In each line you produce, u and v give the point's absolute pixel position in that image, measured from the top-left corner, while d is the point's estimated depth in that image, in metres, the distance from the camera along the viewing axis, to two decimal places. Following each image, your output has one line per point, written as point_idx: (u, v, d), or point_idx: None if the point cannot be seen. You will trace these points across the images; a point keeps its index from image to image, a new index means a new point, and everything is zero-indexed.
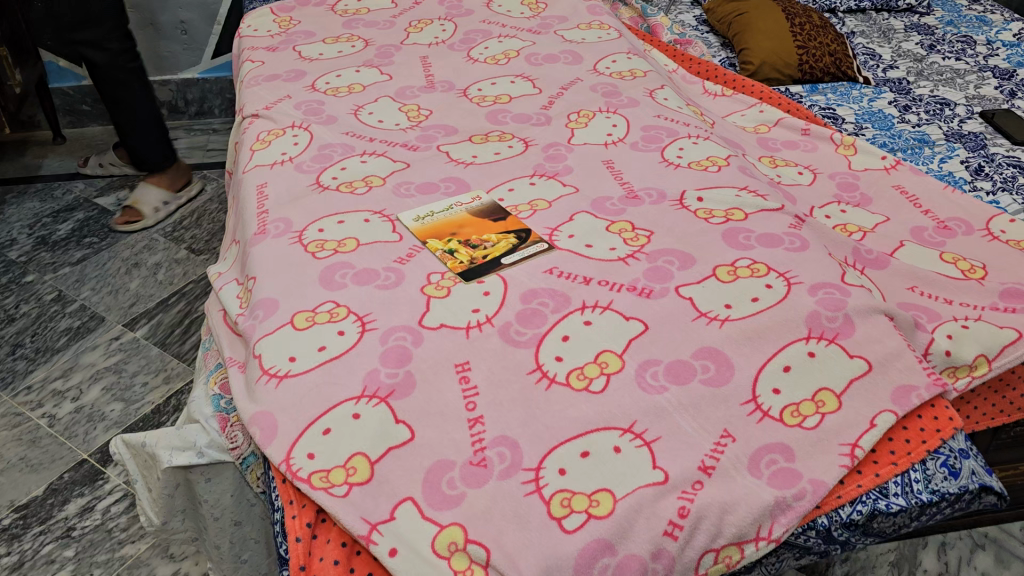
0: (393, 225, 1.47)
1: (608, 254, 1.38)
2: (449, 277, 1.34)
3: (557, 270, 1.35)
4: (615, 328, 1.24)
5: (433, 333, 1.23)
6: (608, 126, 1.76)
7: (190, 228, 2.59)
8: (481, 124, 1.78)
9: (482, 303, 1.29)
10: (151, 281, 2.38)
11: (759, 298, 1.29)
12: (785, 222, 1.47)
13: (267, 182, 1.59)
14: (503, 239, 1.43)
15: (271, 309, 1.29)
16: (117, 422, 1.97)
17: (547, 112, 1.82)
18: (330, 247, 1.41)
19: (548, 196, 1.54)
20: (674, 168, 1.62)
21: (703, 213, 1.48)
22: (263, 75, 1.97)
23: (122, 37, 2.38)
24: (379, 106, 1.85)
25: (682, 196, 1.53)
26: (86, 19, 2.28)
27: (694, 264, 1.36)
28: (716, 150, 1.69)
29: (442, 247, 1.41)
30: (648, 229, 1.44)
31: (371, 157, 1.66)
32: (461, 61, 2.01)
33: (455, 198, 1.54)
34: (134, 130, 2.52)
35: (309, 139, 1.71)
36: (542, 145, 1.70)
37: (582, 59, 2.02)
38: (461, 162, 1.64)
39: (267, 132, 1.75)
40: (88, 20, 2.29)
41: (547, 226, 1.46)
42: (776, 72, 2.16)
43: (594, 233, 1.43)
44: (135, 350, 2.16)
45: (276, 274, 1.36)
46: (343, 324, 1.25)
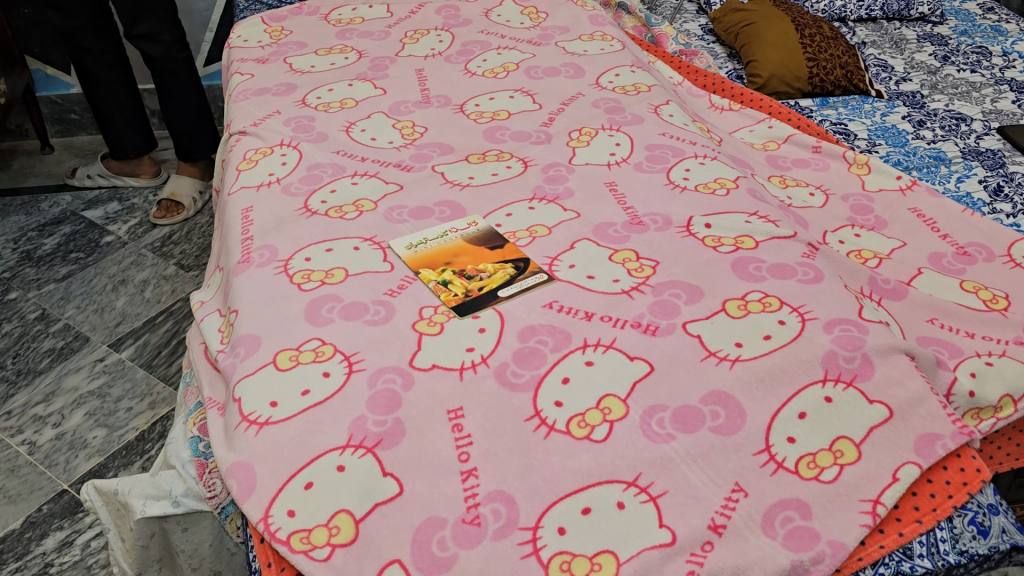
0: (384, 254, 1.39)
1: (611, 286, 1.31)
2: (442, 311, 1.27)
3: (557, 304, 1.27)
4: (618, 369, 1.17)
5: (425, 374, 1.15)
6: (611, 144, 1.68)
7: (180, 243, 2.51)
8: (478, 142, 1.71)
9: (477, 341, 1.21)
10: (138, 299, 2.31)
11: (771, 336, 1.22)
12: (798, 251, 1.39)
13: (252, 206, 1.51)
14: (500, 269, 1.35)
15: (253, 346, 1.22)
16: (99, 450, 1.90)
17: (547, 129, 1.74)
18: (317, 278, 1.33)
19: (548, 221, 1.47)
20: (680, 192, 1.54)
21: (712, 241, 1.41)
22: (251, 89, 1.89)
23: (172, 28, 2.44)
24: (372, 123, 1.77)
25: (689, 222, 1.46)
26: (141, 11, 2.37)
27: (702, 297, 1.28)
28: (725, 171, 1.61)
29: (436, 277, 1.33)
30: (653, 259, 1.37)
31: (362, 179, 1.58)
32: (459, 75, 1.94)
33: (450, 223, 1.46)
34: (182, 120, 2.57)
35: (298, 159, 1.64)
36: (542, 166, 1.62)
37: (584, 73, 1.94)
38: (457, 184, 1.57)
39: (254, 151, 1.68)
40: (143, 12, 2.38)
41: (546, 255, 1.38)
42: (786, 86, 2.08)
43: (596, 263, 1.35)
44: (120, 373, 2.09)
45: (259, 307, 1.29)
46: (328, 364, 1.17)
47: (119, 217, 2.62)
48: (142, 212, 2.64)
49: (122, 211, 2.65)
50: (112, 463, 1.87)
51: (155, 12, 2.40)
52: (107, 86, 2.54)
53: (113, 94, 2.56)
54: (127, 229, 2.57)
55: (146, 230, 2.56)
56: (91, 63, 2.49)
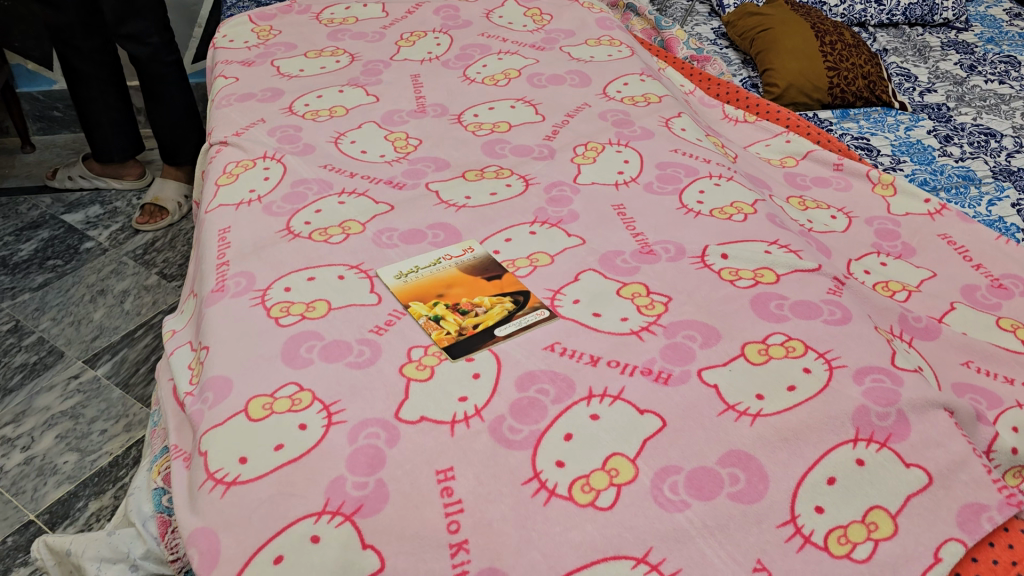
0: (371, 283, 1.27)
1: (619, 326, 1.19)
2: (433, 351, 1.15)
3: (560, 346, 1.16)
4: (627, 424, 1.05)
5: (412, 428, 1.04)
6: (619, 162, 1.56)
7: (163, 250, 2.39)
8: (476, 157, 1.58)
9: (471, 389, 1.09)
10: (116, 311, 2.19)
11: (795, 387, 1.11)
12: (823, 286, 1.27)
13: (230, 225, 1.40)
14: (498, 303, 1.23)
15: (224, 391, 1.10)
16: (69, 477, 1.78)
17: (550, 143, 1.62)
18: (296, 312, 1.21)
19: (551, 248, 1.35)
20: (694, 217, 1.42)
21: (729, 274, 1.29)
22: (235, 94, 1.77)
23: (161, 29, 2.32)
24: (362, 133, 1.65)
25: (704, 251, 1.34)
26: (130, 11, 2.24)
27: (719, 340, 1.17)
28: (742, 193, 1.49)
29: (427, 312, 1.22)
30: (666, 294, 1.25)
31: (350, 197, 1.46)
32: (457, 82, 1.82)
33: (444, 248, 1.35)
34: (170, 124, 2.46)
35: (282, 173, 1.52)
36: (545, 185, 1.51)
37: (591, 81, 1.82)
38: (452, 205, 1.45)
39: (235, 164, 1.56)
40: (132, 13, 2.25)
41: (548, 287, 1.27)
42: (804, 96, 1.96)
43: (602, 299, 1.24)
44: (95, 392, 1.97)
45: (232, 345, 1.17)
46: (305, 414, 1.06)
47: (101, 222, 2.49)
48: (124, 216, 2.52)
49: (104, 215, 2.52)
50: (83, 492, 1.76)
51: (143, 13, 2.27)
52: (96, 86, 2.42)
53: (102, 94, 2.44)
54: (108, 234, 2.45)
55: (128, 236, 2.44)
56: (79, 61, 2.36)
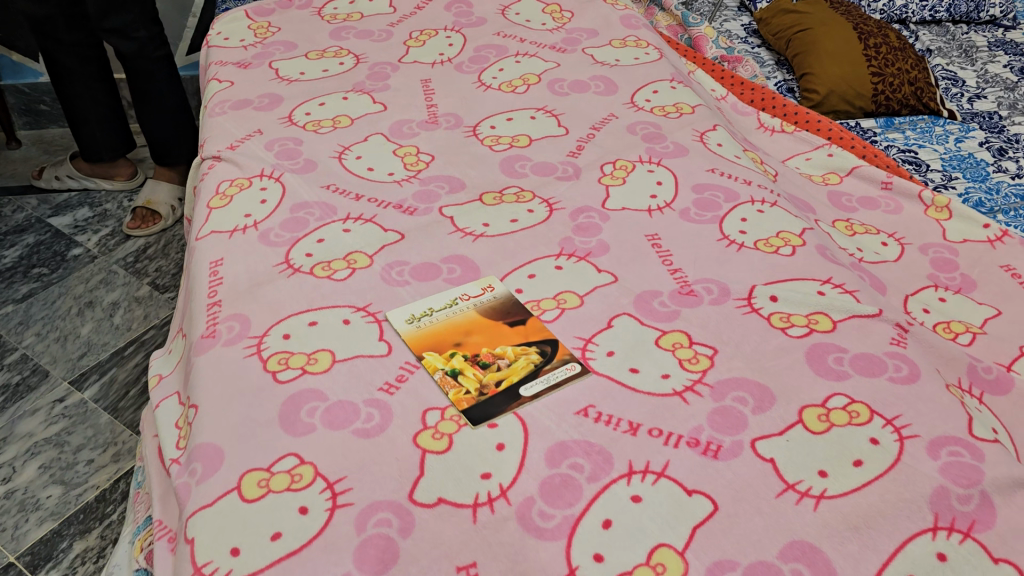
0: (380, 329, 1.14)
1: (660, 385, 1.06)
2: (451, 415, 1.02)
3: (595, 410, 1.03)
4: (673, 508, 0.92)
5: (429, 514, 0.91)
6: (651, 183, 1.42)
7: (155, 258, 2.25)
8: (494, 177, 1.44)
9: (494, 464, 0.96)
10: (105, 326, 2.05)
11: (862, 462, 0.98)
12: (885, 336, 1.14)
13: (223, 257, 1.26)
14: (522, 354, 1.10)
15: (214, 463, 0.97)
16: (53, 514, 1.66)
17: (575, 160, 1.48)
18: (296, 364, 1.08)
19: (579, 287, 1.21)
20: (737, 250, 1.28)
21: (779, 320, 1.15)
22: (229, 100, 1.63)
23: (148, 23, 2.17)
24: (368, 148, 1.51)
25: (751, 292, 1.20)
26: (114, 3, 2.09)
27: (772, 404, 1.03)
28: (788, 221, 1.35)
29: (443, 366, 1.09)
30: (710, 344, 1.11)
31: (356, 224, 1.32)
32: (471, 89, 1.67)
33: (460, 287, 1.21)
34: (161, 123, 2.31)
35: (280, 194, 1.38)
36: (570, 210, 1.37)
37: (617, 88, 1.67)
38: (469, 234, 1.31)
39: (229, 183, 1.42)
40: (117, 5, 2.10)
41: (578, 335, 1.13)
42: (846, 104, 1.81)
43: (640, 351, 1.10)
44: (82, 417, 1.84)
45: (224, 405, 1.04)
46: (306, 495, 0.93)
47: (89, 225, 2.35)
48: (114, 219, 2.38)
49: (93, 218, 2.38)
50: (67, 530, 1.63)
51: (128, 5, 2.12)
52: (81, 82, 2.26)
53: (88, 90, 2.29)
54: (97, 240, 2.31)
55: (118, 242, 2.30)
56: (63, 56, 2.21)
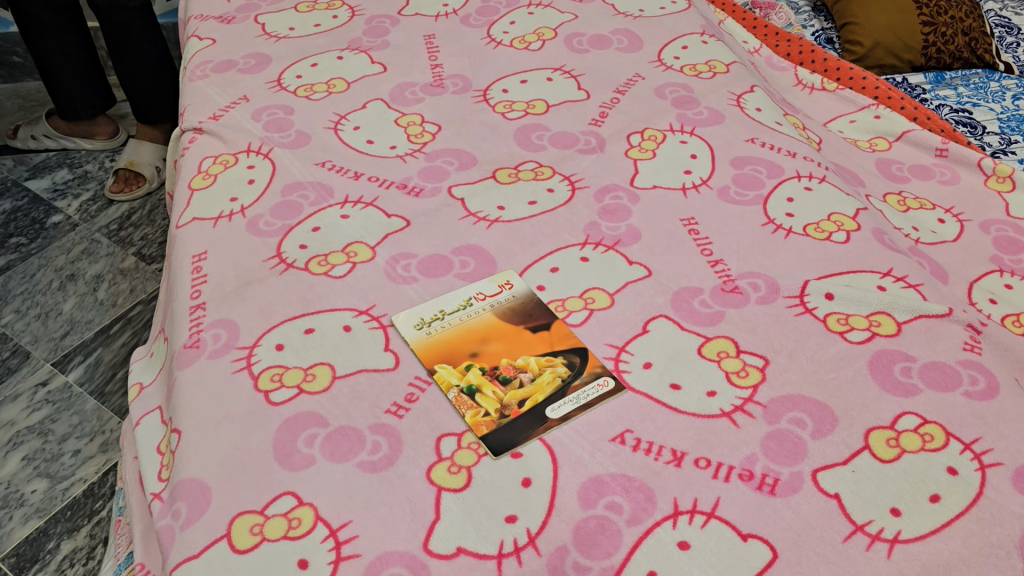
0: (386, 336, 1.01)
1: (705, 405, 0.93)
2: (468, 443, 0.90)
3: (633, 436, 0.90)
4: (727, 557, 0.80)
5: (447, 568, 0.79)
6: (685, 157, 1.27)
7: (141, 225, 2.10)
8: (508, 150, 1.29)
9: (521, 504, 0.84)
10: (89, 302, 1.91)
11: (940, 497, 0.85)
12: (957, 341, 1.01)
13: (206, 249, 1.12)
14: (547, 367, 0.97)
15: (199, 505, 0.85)
16: (38, 511, 1.55)
17: (598, 130, 1.33)
18: (290, 382, 0.95)
19: (609, 283, 1.08)
20: (784, 237, 1.14)
21: (837, 323, 1.02)
22: (211, 62, 1.47)
23: None
24: (368, 117, 1.35)
25: (804, 289, 1.06)
26: None
27: (834, 427, 0.91)
28: (840, 200, 1.20)
29: (458, 381, 0.96)
30: (761, 354, 0.98)
31: (355, 208, 1.18)
32: (480, 46, 1.50)
33: (475, 284, 1.08)
34: (142, 78, 2.15)
35: (270, 174, 1.23)
36: (595, 189, 1.22)
37: (641, 44, 1.51)
38: (483, 219, 1.17)
39: (212, 160, 1.27)
40: None
41: (609, 342, 1.00)
42: (893, 57, 1.66)
43: (681, 362, 0.97)
44: (66, 404, 1.72)
45: (210, 431, 0.91)
46: (305, 545, 0.81)
47: (69, 189, 2.20)
48: (96, 182, 2.22)
49: (73, 180, 2.23)
50: (54, 529, 1.53)
51: None
52: (52, 33, 2.08)
53: (60, 43, 2.11)
54: (78, 205, 2.15)
55: (100, 207, 2.15)
56: (31, 5, 2.02)
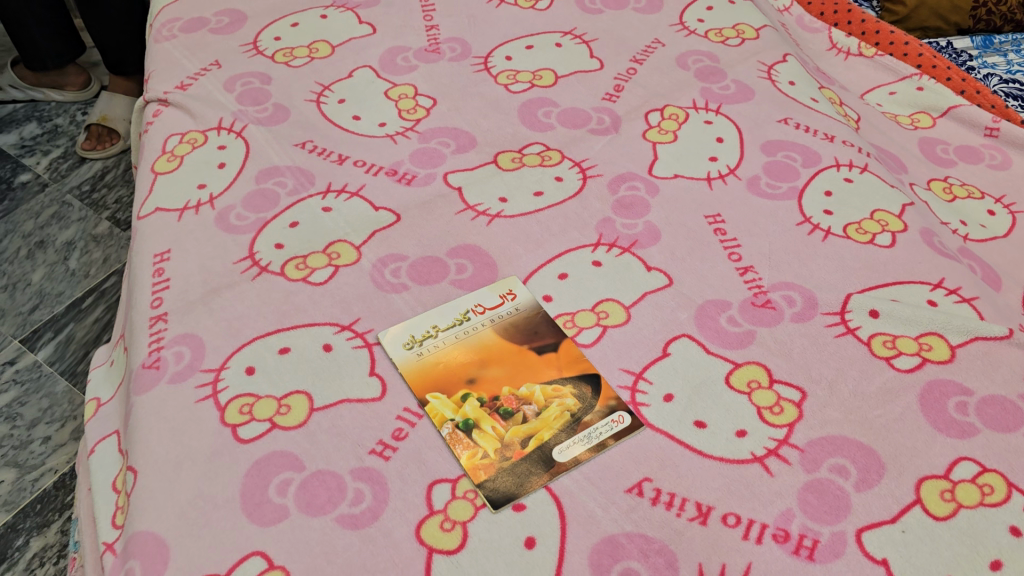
0: (372, 357, 0.89)
1: (735, 447, 0.82)
2: (464, 492, 0.79)
3: (652, 486, 0.79)
4: None
5: None
6: (709, 140, 1.13)
7: (115, 186, 1.96)
8: (511, 129, 1.15)
9: (524, 570, 0.73)
10: (59, 272, 1.79)
11: (1001, 564, 0.75)
12: (1018, 369, 0.89)
13: (169, 248, 0.99)
14: (554, 399, 0.86)
15: (155, 565, 0.74)
16: (4, 504, 1.44)
17: (612, 106, 1.18)
18: (262, 415, 0.83)
19: (625, 293, 0.95)
20: (822, 238, 1.01)
21: (883, 345, 0.90)
22: (180, 19, 1.31)
23: None
24: (355, 88, 1.20)
25: (845, 303, 0.94)
26: None
27: (881, 477, 0.80)
28: (884, 193, 1.07)
29: (453, 416, 0.84)
30: (797, 385, 0.86)
31: (339, 199, 1.05)
32: (481, 3, 1.34)
33: (473, 293, 0.95)
34: (110, 24, 1.98)
35: (243, 156, 1.10)
36: (608, 177, 1.08)
37: (661, 4, 1.35)
38: (483, 214, 1.04)
39: (179, 139, 1.13)
40: None
41: (625, 367, 0.88)
42: (937, 19, 1.51)
43: (706, 394, 0.86)
44: (35, 385, 1.60)
45: (169, 474, 0.80)
46: None
47: (38, 145, 2.05)
48: (67, 137, 2.07)
49: (42, 135, 2.07)
50: (23, 524, 1.42)
51: None
52: None
53: None
54: (47, 163, 2.01)
55: (72, 165, 2.00)
56: None
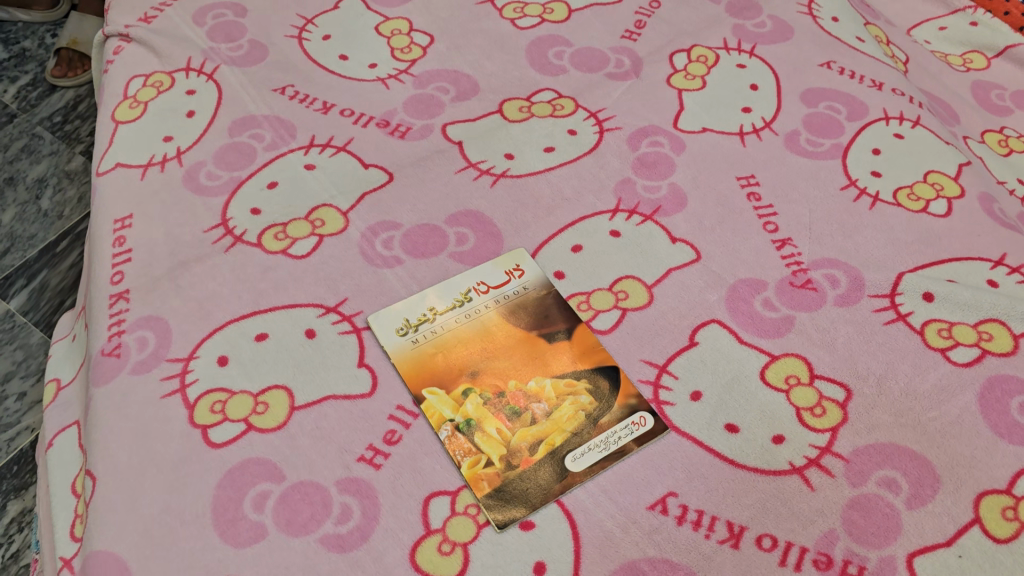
0: (362, 345, 0.79)
1: (771, 456, 0.72)
2: (465, 507, 0.69)
3: (677, 501, 0.70)
4: None
5: None
6: (742, 88, 1.00)
7: (89, 117, 1.78)
8: (518, 72, 1.02)
9: None
10: (30, 213, 1.59)
11: None
12: None
13: (132, 212, 0.88)
14: (568, 396, 0.76)
15: None
16: None
17: (632, 46, 1.05)
18: (235, 415, 0.74)
19: (646, 270, 0.85)
20: (869, 205, 0.90)
21: (938, 334, 0.80)
22: None
23: None
24: (343, 23, 1.07)
25: (895, 284, 0.83)
26: None
27: (936, 491, 0.70)
28: (938, 151, 0.95)
29: (453, 415, 0.74)
30: (841, 382, 0.76)
31: (323, 155, 0.93)
32: None
33: (475, 269, 0.84)
34: None
35: (215, 104, 0.97)
36: (629, 130, 0.96)
37: None
38: (487, 173, 0.92)
39: (142, 81, 1.00)
40: None
41: (647, 359, 0.78)
42: None
43: (739, 391, 0.76)
44: (8, 336, 1.40)
45: (132, 483, 0.71)
46: None
47: (5, 71, 1.87)
48: (35, 62, 1.89)
49: (10, 60, 1.90)
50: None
51: None
52: None
53: None
54: (14, 91, 1.83)
55: (41, 94, 1.82)
56: None
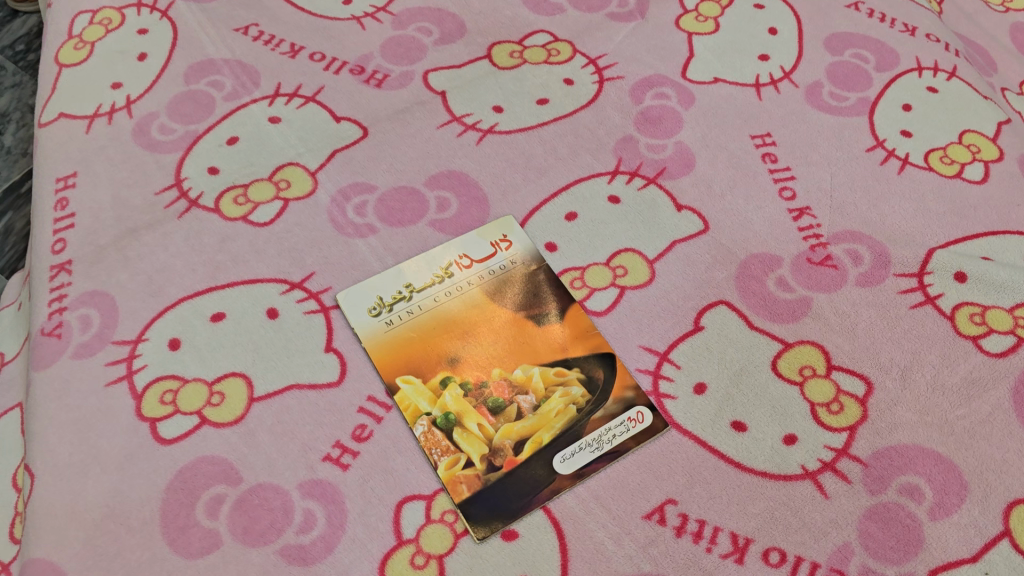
0: (330, 327, 0.71)
1: (782, 459, 0.65)
2: (441, 513, 0.63)
3: (676, 509, 0.63)
4: None
5: None
6: (758, 32, 0.90)
7: None
8: (510, 11, 0.91)
9: None
10: None
11: None
12: None
13: (76, 170, 0.79)
14: (558, 387, 0.68)
15: None
16: None
17: None
18: (187, 406, 0.66)
19: (647, 242, 0.76)
20: (897, 169, 0.80)
21: (971, 319, 0.72)
22: None
23: None
24: None
25: (925, 261, 0.75)
26: None
27: (964, 500, 0.63)
28: (976, 108, 0.85)
29: (430, 408, 0.67)
30: (861, 374, 0.69)
31: (289, 106, 0.83)
32: None
33: (458, 240, 0.76)
34: None
35: (170, 45, 0.87)
36: (632, 80, 0.86)
37: None
38: (473, 128, 0.82)
39: (89, 19, 0.89)
40: None
41: (647, 346, 0.70)
42: None
43: (748, 384, 0.68)
44: None
45: (71, 484, 0.63)
46: None
47: None
48: None
49: None
50: None
51: None
52: None
53: None
54: None
55: None
56: None
